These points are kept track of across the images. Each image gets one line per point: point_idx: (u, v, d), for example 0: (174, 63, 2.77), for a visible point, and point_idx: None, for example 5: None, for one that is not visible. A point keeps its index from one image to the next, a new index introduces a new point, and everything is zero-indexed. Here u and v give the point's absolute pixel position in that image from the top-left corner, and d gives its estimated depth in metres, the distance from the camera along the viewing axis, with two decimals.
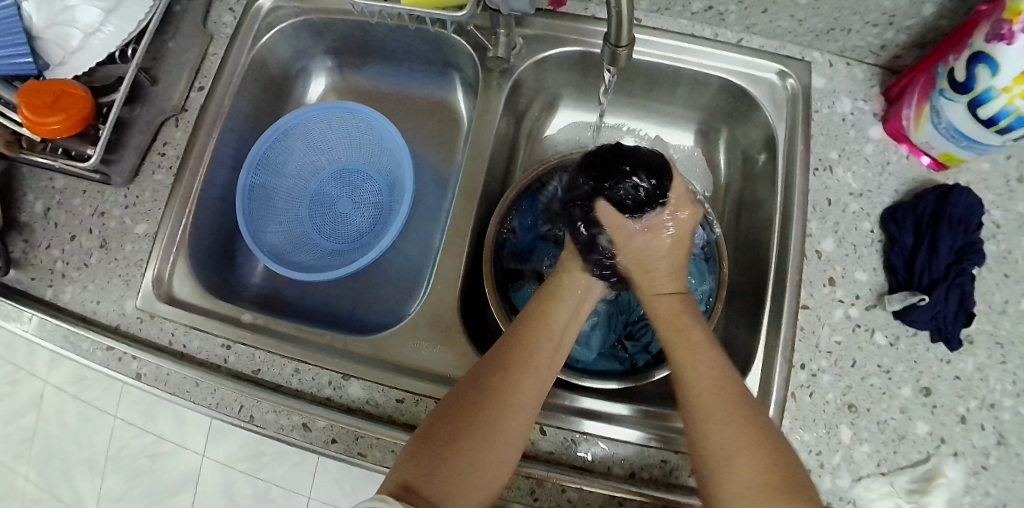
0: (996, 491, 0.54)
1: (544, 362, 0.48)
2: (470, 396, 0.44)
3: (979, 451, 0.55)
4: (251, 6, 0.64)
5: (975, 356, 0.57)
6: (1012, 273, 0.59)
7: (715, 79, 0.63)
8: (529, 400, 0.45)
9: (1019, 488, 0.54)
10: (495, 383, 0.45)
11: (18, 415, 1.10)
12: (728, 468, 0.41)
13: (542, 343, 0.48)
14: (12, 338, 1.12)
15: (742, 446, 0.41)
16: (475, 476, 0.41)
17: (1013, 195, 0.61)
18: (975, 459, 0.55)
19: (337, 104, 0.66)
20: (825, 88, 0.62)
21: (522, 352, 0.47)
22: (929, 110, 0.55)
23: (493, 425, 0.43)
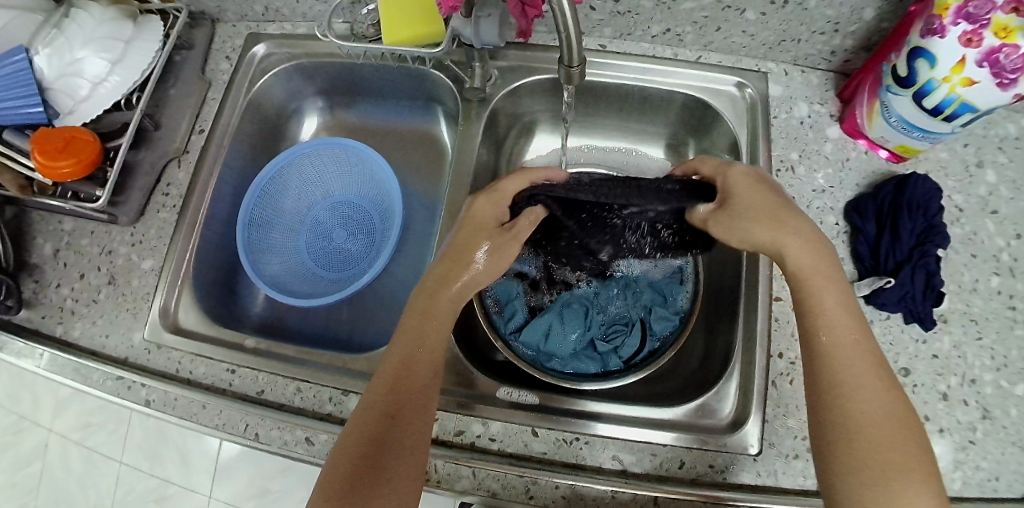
0: (986, 464, 0.56)
1: (432, 355, 0.49)
2: (380, 415, 0.46)
3: (964, 427, 0.57)
4: (246, 54, 0.69)
5: (950, 335, 0.60)
6: (978, 254, 0.62)
7: (679, 95, 0.67)
8: (426, 398, 0.47)
9: (1007, 459, 0.56)
10: (396, 394, 0.46)
11: (25, 464, 1.11)
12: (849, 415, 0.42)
13: (423, 365, 0.48)
14: (16, 389, 1.14)
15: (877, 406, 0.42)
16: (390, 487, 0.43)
17: (972, 181, 0.65)
18: (960, 434, 0.57)
19: (328, 140, 0.71)
20: (781, 94, 0.66)
21: (412, 357, 0.48)
22: (879, 106, 0.59)
23: (403, 434, 0.45)
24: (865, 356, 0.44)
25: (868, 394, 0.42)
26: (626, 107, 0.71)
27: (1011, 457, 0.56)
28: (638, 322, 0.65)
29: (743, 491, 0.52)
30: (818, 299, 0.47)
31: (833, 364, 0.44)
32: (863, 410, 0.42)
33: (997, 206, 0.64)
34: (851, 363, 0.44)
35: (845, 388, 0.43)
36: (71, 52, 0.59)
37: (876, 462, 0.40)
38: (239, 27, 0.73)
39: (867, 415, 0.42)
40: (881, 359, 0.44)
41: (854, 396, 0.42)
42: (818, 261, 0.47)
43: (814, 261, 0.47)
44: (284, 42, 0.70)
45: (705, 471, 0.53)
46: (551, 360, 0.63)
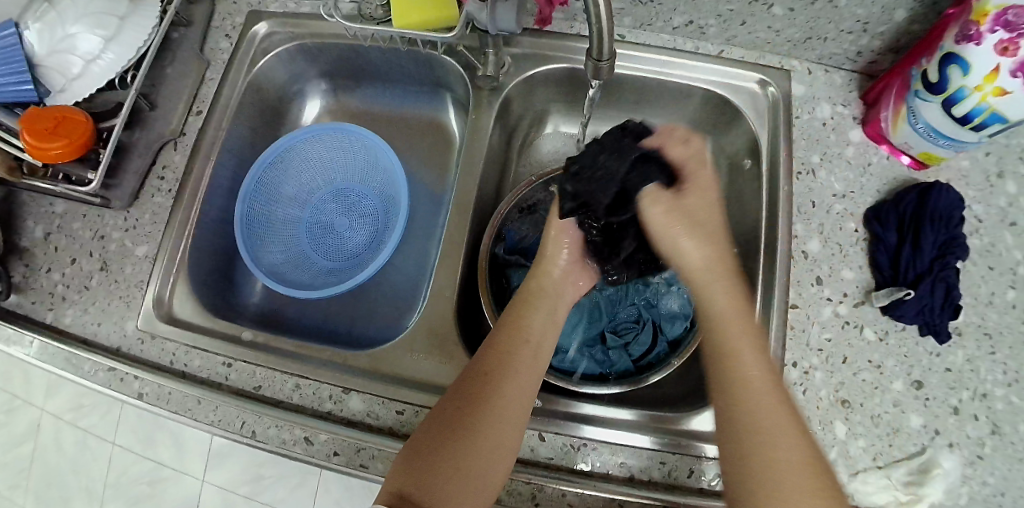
0: (993, 480, 0.55)
1: (533, 348, 0.51)
2: (461, 398, 0.47)
3: (972, 442, 0.56)
4: (247, 33, 0.66)
5: (964, 349, 0.59)
6: (996, 267, 0.61)
7: (699, 90, 0.64)
8: (518, 393, 0.47)
9: (1016, 477, 0.55)
10: (482, 391, 0.47)
11: (16, 444, 1.09)
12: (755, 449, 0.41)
13: (522, 342, 0.50)
14: (8, 367, 1.12)
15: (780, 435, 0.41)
16: (459, 485, 0.43)
17: (993, 191, 0.63)
18: (970, 449, 0.56)
19: (331, 125, 0.68)
20: (804, 94, 0.63)
21: (504, 355, 0.49)
22: (906, 110, 0.57)
23: (484, 430, 0.45)
24: (778, 394, 0.43)
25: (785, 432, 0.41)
26: (641, 101, 0.68)
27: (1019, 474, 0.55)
28: (651, 322, 0.63)
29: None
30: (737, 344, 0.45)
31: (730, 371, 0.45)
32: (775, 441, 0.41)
33: (1017, 217, 0.62)
34: (764, 402, 0.42)
35: (761, 432, 0.41)
36: (63, 27, 0.57)
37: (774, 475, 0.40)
38: (240, 4, 0.69)
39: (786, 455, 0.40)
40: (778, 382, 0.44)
41: (748, 432, 0.42)
42: (740, 315, 0.47)
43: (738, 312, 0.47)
44: (287, 21, 0.66)
45: (713, 482, 0.51)
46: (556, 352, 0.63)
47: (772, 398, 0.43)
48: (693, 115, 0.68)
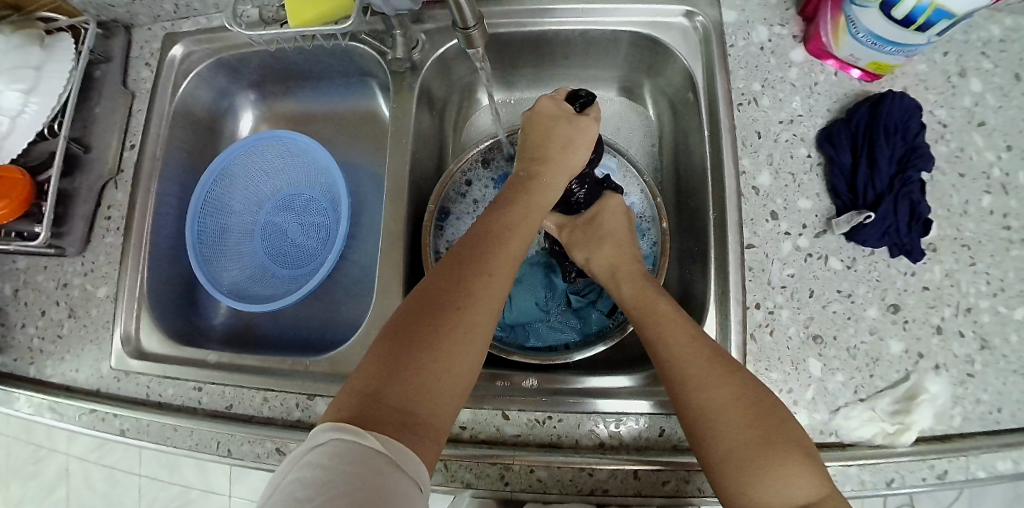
0: (988, 398, 0.53)
1: (510, 247, 0.48)
2: (430, 295, 0.43)
3: (962, 360, 0.54)
4: (163, 58, 0.64)
5: (942, 263, 0.56)
6: (967, 173, 0.57)
7: (624, 35, 0.60)
8: (491, 293, 0.44)
9: (1009, 389, 0.53)
10: (452, 286, 0.44)
11: (47, 493, 1.10)
12: (718, 424, 0.41)
13: (497, 241, 0.48)
14: (24, 421, 1.12)
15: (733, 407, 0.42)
16: (433, 384, 0.39)
17: (955, 91, 0.59)
18: (960, 369, 0.54)
19: (266, 134, 0.67)
20: (736, 20, 0.59)
21: (473, 250, 0.47)
22: (845, 21, 0.52)
23: (471, 305, 0.43)
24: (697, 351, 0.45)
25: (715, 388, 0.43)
26: (571, 56, 0.65)
27: (1013, 386, 0.53)
28: None
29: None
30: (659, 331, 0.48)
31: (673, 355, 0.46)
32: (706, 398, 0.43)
33: (985, 116, 0.59)
34: (688, 368, 0.45)
35: (704, 421, 0.42)
36: None
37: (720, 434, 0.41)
38: (155, 29, 0.68)
39: (730, 427, 0.41)
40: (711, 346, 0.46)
41: (704, 415, 0.42)
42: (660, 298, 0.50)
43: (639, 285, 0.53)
44: (200, 37, 0.65)
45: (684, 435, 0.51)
46: (523, 333, 0.62)
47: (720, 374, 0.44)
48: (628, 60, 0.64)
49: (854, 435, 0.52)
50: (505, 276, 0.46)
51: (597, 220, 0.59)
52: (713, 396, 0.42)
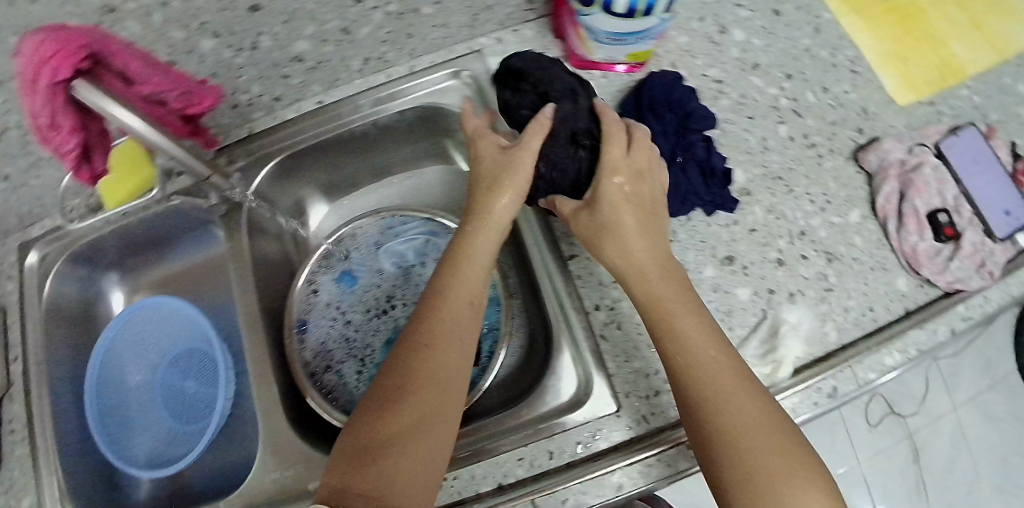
0: (855, 303, 0.58)
1: (463, 313, 0.47)
2: (393, 379, 0.44)
3: (816, 279, 0.58)
4: (20, 268, 0.68)
5: (761, 203, 0.58)
6: (754, 114, 0.61)
7: (412, 112, 0.63)
8: (450, 371, 0.44)
9: (869, 288, 0.59)
10: (409, 374, 0.43)
11: None
12: (740, 450, 0.41)
13: (448, 320, 0.47)
14: None
15: (764, 430, 0.41)
16: (397, 480, 0.39)
17: (721, 48, 0.63)
18: (819, 288, 0.57)
19: (136, 305, 0.69)
20: (501, 65, 0.61)
21: (430, 318, 0.47)
22: (585, 30, 0.56)
23: (425, 392, 0.43)
24: (729, 365, 0.45)
25: (744, 407, 0.42)
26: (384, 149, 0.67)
27: (876, 281, 0.59)
28: None
29: (621, 451, 0.52)
30: (683, 331, 0.46)
31: (683, 373, 0.45)
32: (727, 408, 0.42)
33: (756, 58, 0.63)
34: (721, 380, 0.44)
35: (734, 441, 0.41)
36: None
37: (751, 459, 0.40)
38: None
39: (760, 453, 0.41)
40: (736, 363, 0.45)
41: (726, 436, 0.41)
42: (669, 294, 0.47)
43: (658, 276, 0.48)
44: (48, 241, 0.69)
45: (574, 451, 0.52)
46: None
47: (749, 391, 0.43)
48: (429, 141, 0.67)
49: None
50: (461, 352, 0.46)
51: (596, 208, 0.50)
52: (742, 415, 0.42)
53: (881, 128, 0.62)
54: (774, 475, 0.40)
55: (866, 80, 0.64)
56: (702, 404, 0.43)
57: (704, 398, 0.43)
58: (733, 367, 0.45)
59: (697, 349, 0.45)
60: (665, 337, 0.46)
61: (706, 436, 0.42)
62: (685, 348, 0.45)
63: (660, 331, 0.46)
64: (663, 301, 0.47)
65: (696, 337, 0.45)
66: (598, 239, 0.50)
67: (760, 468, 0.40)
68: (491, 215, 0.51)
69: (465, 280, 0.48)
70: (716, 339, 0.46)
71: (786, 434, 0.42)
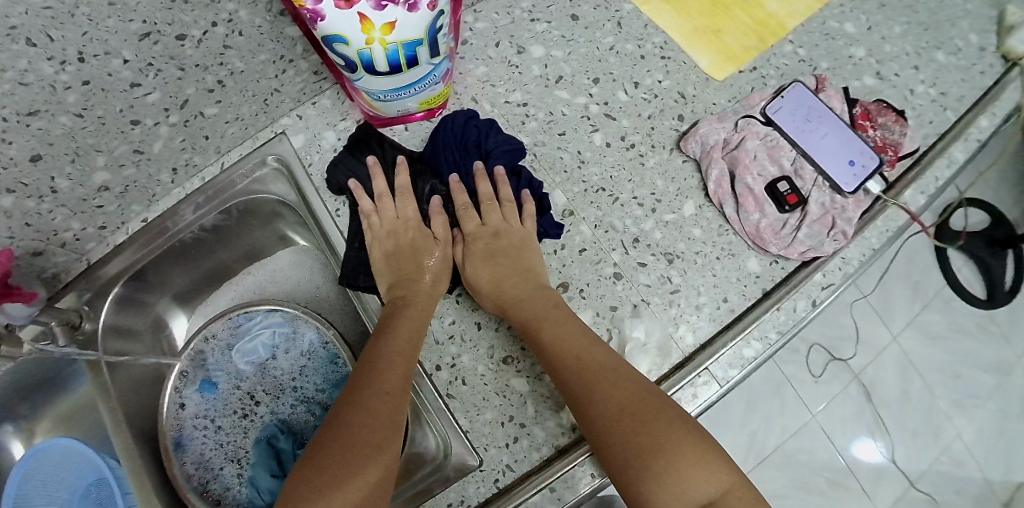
0: (706, 298, 0.56)
1: (402, 365, 0.49)
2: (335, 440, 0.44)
3: (656, 286, 0.56)
4: None
5: (586, 221, 0.57)
6: (565, 130, 0.59)
7: (235, 204, 0.64)
8: (383, 418, 0.46)
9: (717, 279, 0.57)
10: (352, 434, 0.44)
11: None
12: (632, 429, 0.44)
13: (381, 373, 0.48)
14: None
15: (643, 408, 0.44)
16: None
17: (521, 69, 0.61)
18: (663, 294, 0.56)
19: (30, 454, 0.66)
20: (304, 140, 0.62)
21: (364, 376, 0.49)
22: (366, 92, 0.55)
23: (373, 448, 0.44)
24: (602, 355, 0.48)
25: (621, 391, 0.46)
26: (224, 243, 0.68)
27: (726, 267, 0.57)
28: None
29: (490, 507, 0.50)
30: (550, 335, 0.49)
31: (562, 366, 0.48)
32: (608, 395, 0.45)
33: (560, 70, 0.61)
34: (592, 370, 0.47)
35: (619, 424, 0.44)
36: None
37: (645, 437, 0.43)
38: None
39: (650, 430, 0.43)
40: (610, 353, 0.49)
41: (610, 421, 0.44)
42: (542, 301, 0.52)
43: (531, 291, 0.53)
44: None
45: None
46: None
47: (623, 376, 0.47)
48: (265, 228, 0.69)
49: None
50: (396, 407, 0.47)
51: (473, 241, 0.57)
52: (618, 397, 0.45)
53: (703, 108, 0.61)
54: (669, 450, 0.42)
55: (678, 63, 0.62)
56: (588, 395, 0.46)
57: (590, 390, 0.46)
58: (604, 355, 0.48)
59: (563, 346, 0.48)
60: (535, 342, 0.50)
61: (593, 423, 0.45)
62: (549, 354, 0.49)
63: (536, 346, 0.49)
64: (550, 316, 0.51)
65: (564, 339, 0.49)
66: (487, 269, 0.55)
67: (656, 442, 0.43)
68: (416, 288, 0.55)
69: (412, 330, 0.51)
70: (583, 338, 0.49)
71: (669, 413, 0.45)
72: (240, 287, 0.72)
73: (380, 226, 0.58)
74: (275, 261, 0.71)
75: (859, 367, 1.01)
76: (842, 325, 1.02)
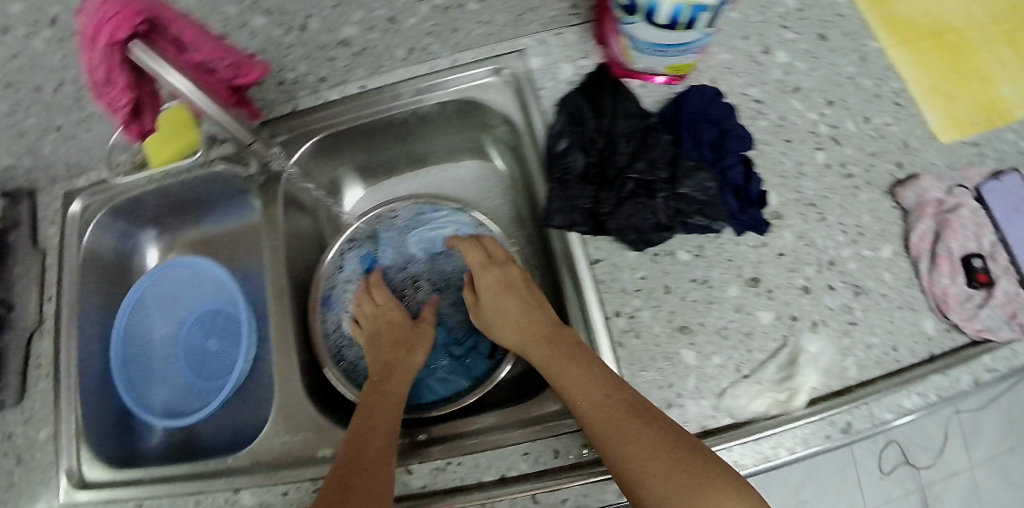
0: (877, 341, 0.56)
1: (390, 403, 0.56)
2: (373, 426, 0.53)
3: (841, 313, 0.56)
4: (65, 216, 0.71)
5: (790, 228, 0.57)
6: (793, 138, 0.60)
7: (450, 102, 0.64)
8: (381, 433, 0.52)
9: (898, 327, 0.56)
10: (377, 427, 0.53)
11: None
12: (642, 468, 0.46)
13: (374, 402, 0.56)
14: None
15: (647, 462, 0.46)
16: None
17: (762, 69, 0.62)
18: (839, 322, 0.56)
19: (173, 263, 0.72)
20: (542, 65, 0.61)
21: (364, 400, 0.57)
22: (627, 39, 0.56)
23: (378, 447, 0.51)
24: (621, 402, 0.48)
25: (627, 444, 0.47)
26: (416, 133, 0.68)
27: (902, 320, 0.56)
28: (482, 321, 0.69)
29: None
30: (568, 380, 0.52)
31: (577, 398, 0.51)
32: (613, 445, 0.47)
33: (798, 83, 0.61)
34: (593, 417, 0.49)
35: (641, 454, 0.46)
36: None
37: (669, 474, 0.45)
38: (55, 189, 0.74)
39: (658, 474, 0.45)
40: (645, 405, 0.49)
41: (638, 448, 0.47)
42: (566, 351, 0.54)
43: (552, 343, 0.56)
44: (94, 192, 0.72)
45: (582, 453, 0.52)
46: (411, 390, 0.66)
47: (645, 418, 0.48)
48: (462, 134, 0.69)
49: (750, 411, 0.53)
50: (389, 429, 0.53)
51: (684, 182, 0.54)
52: (625, 450, 0.47)
53: (920, 165, 0.60)
54: (715, 481, 0.44)
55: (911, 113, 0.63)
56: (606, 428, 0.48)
57: (599, 431, 0.48)
58: (625, 404, 0.48)
59: (576, 384, 0.51)
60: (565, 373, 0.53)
61: (608, 445, 0.48)
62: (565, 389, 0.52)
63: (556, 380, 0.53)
64: (584, 358, 0.52)
65: (585, 380, 0.51)
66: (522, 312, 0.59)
67: (679, 478, 0.45)
68: (394, 350, 0.61)
69: (392, 379, 0.59)
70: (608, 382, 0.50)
71: (688, 471, 0.45)
72: (422, 178, 0.74)
73: (582, 140, 0.57)
74: (457, 168, 0.73)
75: (927, 479, 0.90)
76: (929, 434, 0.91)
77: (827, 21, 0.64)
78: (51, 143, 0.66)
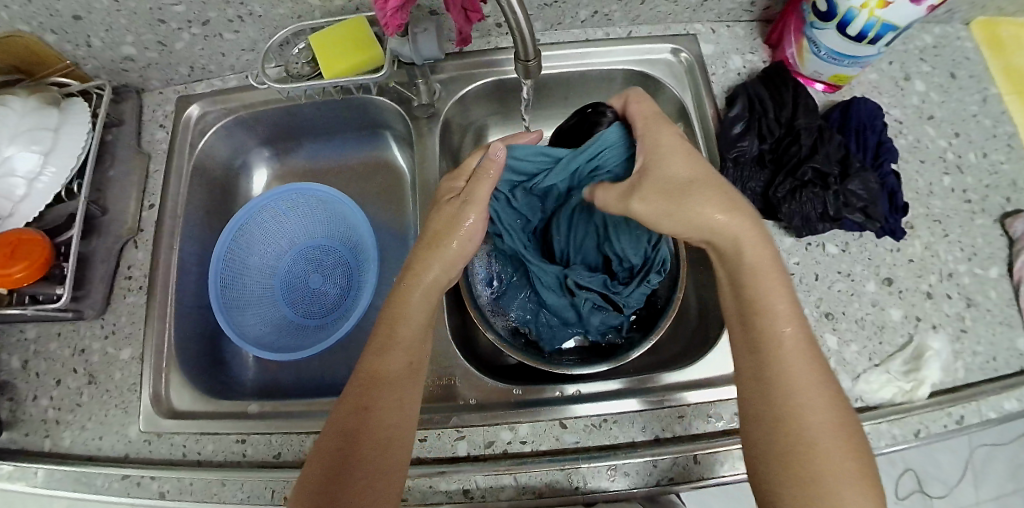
0: (982, 348, 0.59)
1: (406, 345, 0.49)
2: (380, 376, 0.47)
3: (953, 318, 0.60)
4: (180, 118, 0.67)
5: (920, 238, 0.63)
6: (926, 159, 0.66)
7: (619, 72, 0.66)
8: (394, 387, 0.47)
9: (1000, 340, 0.59)
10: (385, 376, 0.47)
11: None
12: (802, 430, 0.41)
13: (391, 340, 0.49)
14: None
15: (819, 430, 0.41)
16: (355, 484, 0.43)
17: (904, 93, 0.69)
18: (953, 326, 0.59)
19: (284, 188, 0.69)
20: (714, 52, 0.66)
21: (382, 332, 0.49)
22: (807, 43, 0.60)
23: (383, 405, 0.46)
24: (809, 358, 0.44)
25: (807, 400, 0.42)
26: (570, 97, 0.70)
27: (1002, 335, 0.60)
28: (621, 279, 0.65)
29: None
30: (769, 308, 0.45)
31: (768, 335, 0.44)
32: (798, 397, 0.42)
33: (932, 111, 0.68)
34: (788, 361, 0.43)
35: (806, 415, 0.42)
36: None
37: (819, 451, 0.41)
38: (166, 92, 0.70)
39: (820, 449, 0.41)
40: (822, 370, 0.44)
41: (800, 406, 0.42)
42: (770, 269, 0.47)
43: (756, 257, 0.47)
44: (216, 99, 0.68)
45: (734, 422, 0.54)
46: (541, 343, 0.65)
47: (815, 381, 0.43)
48: None
49: (877, 397, 0.56)
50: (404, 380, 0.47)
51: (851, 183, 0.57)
52: (807, 409, 0.42)
53: None
54: (825, 479, 0.40)
55: None
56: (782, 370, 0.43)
57: (779, 373, 0.43)
58: (807, 359, 0.44)
59: (768, 319, 0.45)
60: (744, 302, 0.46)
61: (781, 392, 0.42)
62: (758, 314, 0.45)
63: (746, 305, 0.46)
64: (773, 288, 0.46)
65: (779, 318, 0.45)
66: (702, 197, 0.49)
67: (820, 460, 0.40)
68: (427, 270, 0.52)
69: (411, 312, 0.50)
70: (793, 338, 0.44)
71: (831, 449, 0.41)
72: None
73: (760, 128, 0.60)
74: None
75: None
76: (941, 464, 0.93)
77: (958, 60, 0.71)
78: (190, 37, 0.61)
